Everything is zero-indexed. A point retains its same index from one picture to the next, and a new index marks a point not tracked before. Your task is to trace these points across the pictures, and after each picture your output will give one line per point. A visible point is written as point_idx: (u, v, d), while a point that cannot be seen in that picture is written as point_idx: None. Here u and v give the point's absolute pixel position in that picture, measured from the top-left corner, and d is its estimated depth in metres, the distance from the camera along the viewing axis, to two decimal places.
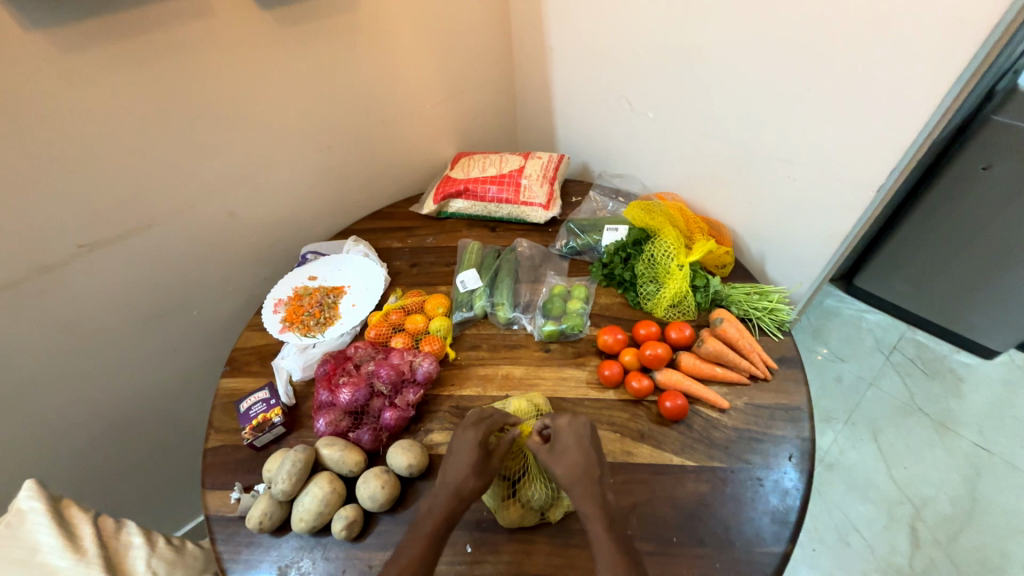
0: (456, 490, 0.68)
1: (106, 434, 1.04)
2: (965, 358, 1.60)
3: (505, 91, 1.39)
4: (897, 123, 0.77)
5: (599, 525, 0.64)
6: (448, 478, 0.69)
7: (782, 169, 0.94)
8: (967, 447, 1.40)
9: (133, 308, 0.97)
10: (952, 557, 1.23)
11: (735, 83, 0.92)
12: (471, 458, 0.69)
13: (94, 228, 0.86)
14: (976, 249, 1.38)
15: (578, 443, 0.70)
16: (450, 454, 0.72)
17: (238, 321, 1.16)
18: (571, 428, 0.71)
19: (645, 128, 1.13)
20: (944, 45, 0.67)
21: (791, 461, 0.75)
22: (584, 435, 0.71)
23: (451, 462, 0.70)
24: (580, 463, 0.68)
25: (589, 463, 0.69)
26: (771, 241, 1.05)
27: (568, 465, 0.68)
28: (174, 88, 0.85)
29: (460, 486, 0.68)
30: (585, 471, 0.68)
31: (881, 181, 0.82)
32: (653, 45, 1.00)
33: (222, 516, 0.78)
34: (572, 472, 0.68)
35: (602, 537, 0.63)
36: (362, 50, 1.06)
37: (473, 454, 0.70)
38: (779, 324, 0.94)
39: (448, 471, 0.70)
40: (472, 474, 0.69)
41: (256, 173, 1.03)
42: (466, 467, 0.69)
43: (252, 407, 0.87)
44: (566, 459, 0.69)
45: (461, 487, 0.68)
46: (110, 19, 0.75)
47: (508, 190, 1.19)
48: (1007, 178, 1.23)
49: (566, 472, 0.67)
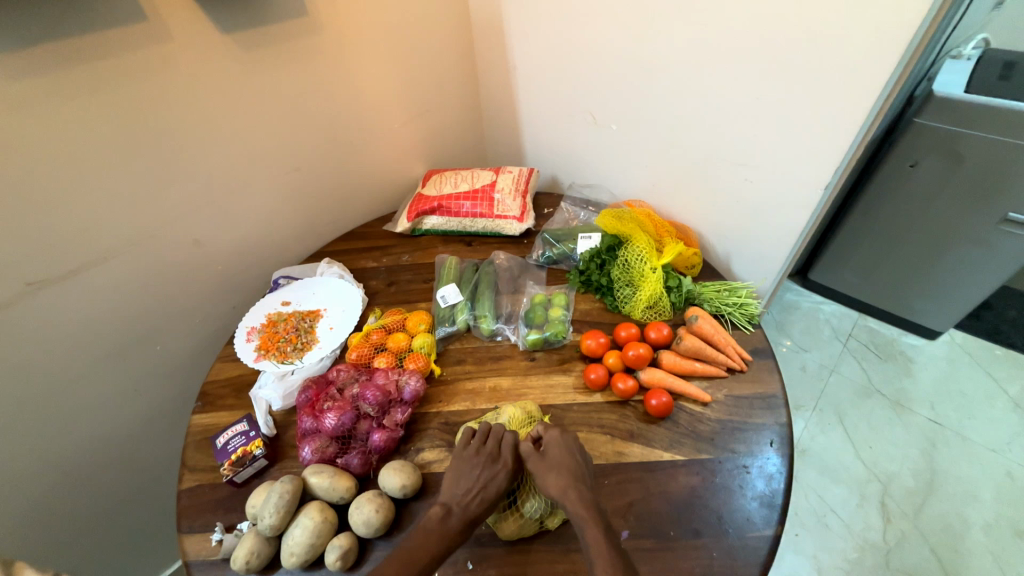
0: (471, 518, 0.67)
1: (61, 488, 0.96)
2: (912, 340, 1.72)
3: (472, 110, 1.43)
4: (838, 126, 0.84)
5: (595, 528, 0.63)
6: (462, 504, 0.68)
7: (740, 172, 1.01)
8: (922, 422, 1.51)
9: (89, 346, 0.91)
10: (920, 528, 1.31)
11: (691, 95, 0.98)
12: (493, 490, 0.69)
13: (44, 265, 0.81)
14: (913, 239, 1.51)
15: (568, 456, 0.71)
16: (465, 479, 0.70)
17: (206, 354, 1.11)
18: (559, 442, 0.73)
19: (610, 140, 1.18)
20: (868, 59, 0.75)
21: (773, 447, 0.79)
22: (573, 449, 0.72)
23: (467, 489, 0.69)
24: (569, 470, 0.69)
25: (578, 473, 0.69)
26: (734, 241, 1.12)
27: (552, 482, 0.68)
28: (131, 114, 0.83)
29: (473, 516, 0.67)
30: (570, 484, 0.67)
31: (829, 179, 0.89)
32: (611, 59, 1.06)
33: (203, 560, 0.73)
34: (559, 484, 0.67)
35: (597, 543, 0.62)
36: (329, 72, 1.07)
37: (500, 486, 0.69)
38: (749, 317, 0.99)
39: (463, 497, 0.68)
40: (488, 505, 0.68)
41: (222, 197, 1.00)
42: (484, 497, 0.68)
43: (230, 441, 0.82)
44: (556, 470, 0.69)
45: (475, 516, 0.67)
46: (62, 45, 0.72)
47: (482, 204, 1.21)
48: (931, 173, 1.37)
49: (552, 488, 0.67)
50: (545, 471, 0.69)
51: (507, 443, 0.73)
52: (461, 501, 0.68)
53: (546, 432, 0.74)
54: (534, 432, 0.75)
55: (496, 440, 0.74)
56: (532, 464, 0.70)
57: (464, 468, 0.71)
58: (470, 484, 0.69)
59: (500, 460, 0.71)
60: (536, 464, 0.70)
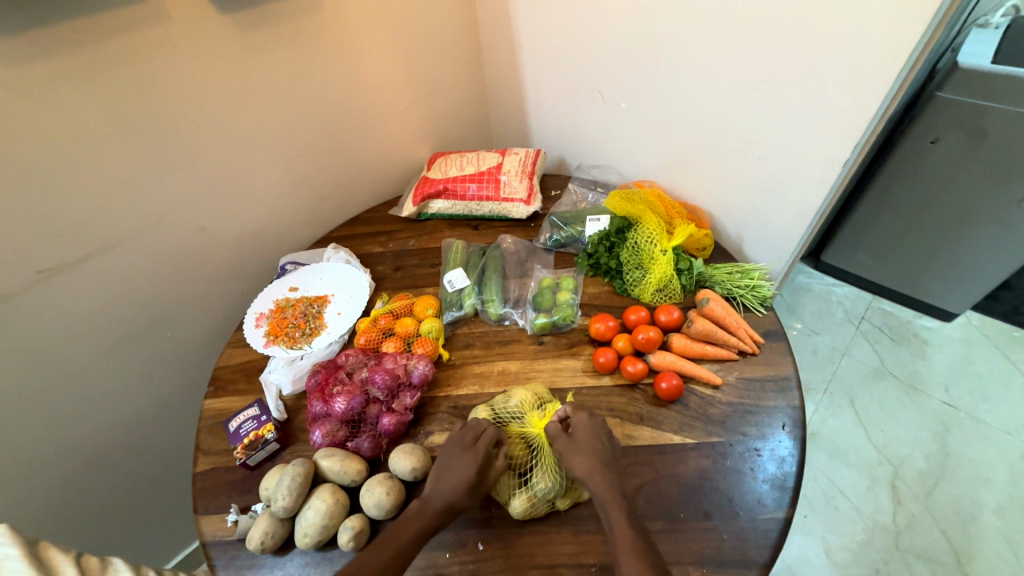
0: (451, 503, 0.68)
1: (80, 470, 0.98)
2: (927, 322, 1.69)
3: (476, 90, 1.40)
4: (858, 101, 0.80)
5: (619, 510, 0.64)
6: (441, 491, 0.69)
7: (753, 151, 0.98)
8: (935, 405, 1.49)
9: (102, 333, 0.92)
10: (930, 510, 1.30)
11: (703, 70, 0.94)
12: (467, 478, 0.69)
13: (53, 253, 0.81)
14: (931, 218, 1.47)
15: (594, 436, 0.72)
16: (443, 468, 0.71)
17: (217, 340, 1.12)
18: (587, 424, 0.73)
19: (618, 118, 1.15)
20: (892, 28, 0.71)
21: (785, 430, 0.78)
22: (600, 429, 0.73)
23: (445, 478, 0.70)
24: (596, 452, 0.70)
25: (604, 455, 0.70)
26: (747, 222, 1.09)
27: (580, 464, 0.68)
28: (132, 99, 0.81)
29: (453, 502, 0.68)
30: (596, 465, 0.68)
31: (847, 156, 0.86)
32: (620, 34, 1.02)
33: (219, 540, 0.75)
34: (586, 466, 0.68)
35: (620, 524, 0.63)
36: (330, 52, 1.04)
37: (469, 478, 0.69)
38: (761, 300, 0.97)
39: (442, 485, 0.69)
40: (467, 491, 0.68)
41: (226, 183, 1.00)
42: (461, 483, 0.68)
43: (242, 425, 0.83)
44: (583, 450, 0.70)
45: (455, 502, 0.68)
46: (60, 28, 0.71)
47: (488, 187, 1.20)
48: (953, 149, 1.32)
49: (579, 468, 0.68)
50: (573, 452, 0.69)
51: (485, 436, 0.73)
52: (438, 488, 0.69)
53: (574, 415, 0.75)
54: (560, 413, 0.76)
55: (474, 431, 0.74)
56: (560, 444, 0.70)
57: (443, 458, 0.72)
58: (448, 472, 0.70)
59: (473, 449, 0.71)
60: (564, 445, 0.70)
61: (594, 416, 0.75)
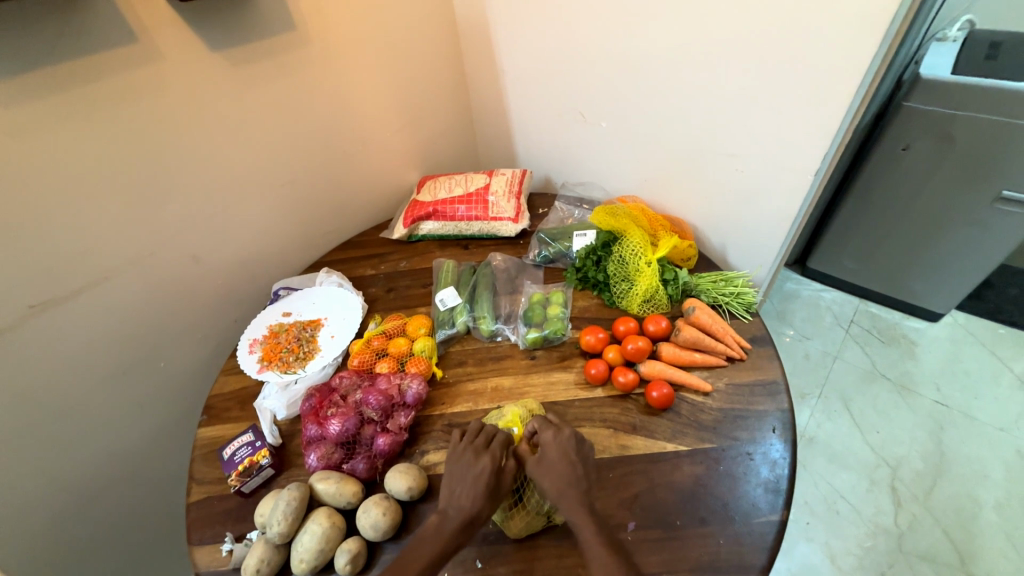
0: (473, 515, 0.65)
1: (70, 509, 0.96)
2: (914, 323, 1.72)
3: (463, 116, 1.44)
4: (826, 114, 0.85)
5: (591, 530, 0.63)
6: (457, 503, 0.66)
7: (731, 163, 1.01)
8: (928, 405, 1.50)
9: (93, 366, 0.92)
10: (931, 510, 1.30)
11: (678, 88, 0.99)
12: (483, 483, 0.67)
13: (47, 286, 0.82)
14: (910, 221, 1.51)
15: (564, 456, 0.70)
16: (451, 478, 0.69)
17: (210, 368, 1.13)
18: (556, 443, 0.71)
19: (600, 137, 1.19)
20: (850, 45, 0.76)
21: (775, 434, 0.79)
22: (570, 447, 0.71)
23: (459, 488, 0.68)
24: (566, 476, 0.68)
25: (576, 475, 0.68)
26: (729, 231, 1.12)
27: (551, 481, 0.67)
28: (124, 134, 0.84)
29: (470, 512, 0.66)
30: (568, 484, 0.67)
31: (817, 165, 0.91)
32: (597, 58, 1.07)
33: (213, 571, 0.73)
34: (556, 487, 0.67)
35: (593, 542, 0.62)
36: (318, 83, 1.08)
37: (485, 479, 0.67)
38: (746, 306, 0.99)
39: (456, 496, 0.67)
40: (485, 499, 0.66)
41: (219, 212, 1.02)
42: (476, 492, 0.67)
43: (236, 452, 0.83)
44: (552, 473, 0.68)
45: (474, 514, 0.66)
46: (55, 69, 0.73)
47: (477, 207, 1.22)
48: (923, 155, 1.38)
49: (550, 488, 0.67)
50: (541, 476, 0.68)
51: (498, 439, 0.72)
52: (451, 501, 0.67)
53: (540, 432, 0.72)
54: (530, 427, 0.75)
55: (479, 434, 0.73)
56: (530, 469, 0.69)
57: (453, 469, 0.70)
58: (459, 485, 0.68)
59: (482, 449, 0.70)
60: (534, 469, 0.69)
61: (562, 431, 0.73)
